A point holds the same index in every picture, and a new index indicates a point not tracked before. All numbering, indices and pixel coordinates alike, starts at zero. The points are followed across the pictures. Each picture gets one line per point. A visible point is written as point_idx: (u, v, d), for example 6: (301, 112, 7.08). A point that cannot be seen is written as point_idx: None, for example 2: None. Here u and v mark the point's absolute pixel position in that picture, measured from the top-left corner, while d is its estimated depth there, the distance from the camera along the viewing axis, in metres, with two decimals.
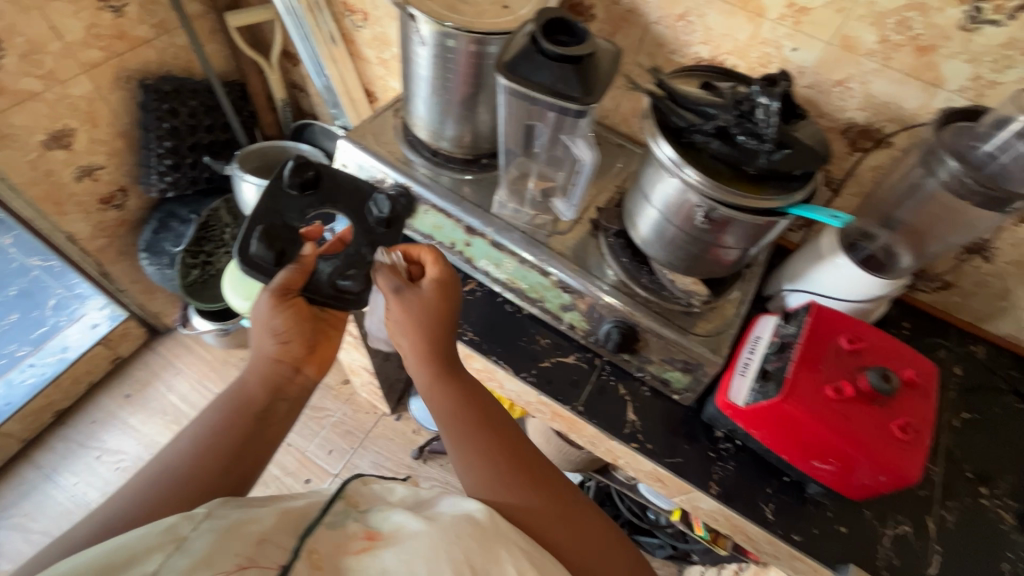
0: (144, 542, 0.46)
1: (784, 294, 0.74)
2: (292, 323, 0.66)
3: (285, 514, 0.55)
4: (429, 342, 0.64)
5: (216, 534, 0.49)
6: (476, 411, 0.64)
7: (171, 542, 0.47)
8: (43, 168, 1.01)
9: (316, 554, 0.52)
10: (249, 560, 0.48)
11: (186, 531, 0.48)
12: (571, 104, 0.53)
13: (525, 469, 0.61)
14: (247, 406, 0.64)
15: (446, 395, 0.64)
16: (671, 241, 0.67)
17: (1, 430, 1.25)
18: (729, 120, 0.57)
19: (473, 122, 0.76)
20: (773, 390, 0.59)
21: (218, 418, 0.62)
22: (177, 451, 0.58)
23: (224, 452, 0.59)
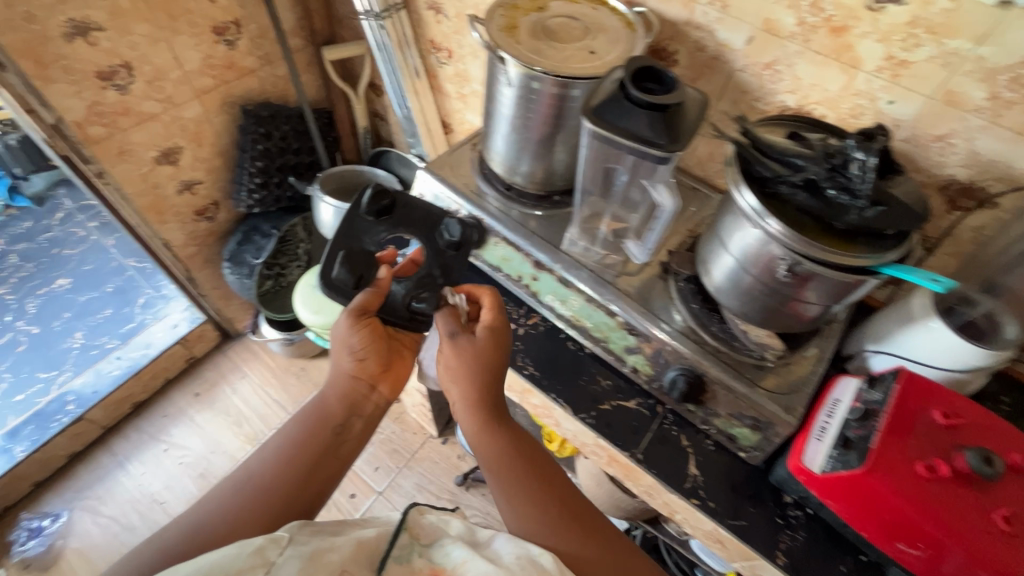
0: (238, 563, 0.49)
1: (867, 355, 0.70)
2: (370, 345, 0.69)
3: (359, 544, 0.58)
4: (477, 385, 0.66)
5: (301, 561, 0.52)
6: (523, 461, 0.64)
7: (262, 565, 0.50)
8: (152, 181, 1.12)
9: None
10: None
11: (274, 556, 0.51)
12: (655, 150, 0.53)
13: (575, 519, 0.60)
14: (326, 422, 0.67)
15: (494, 443, 0.65)
16: (747, 291, 0.65)
17: (87, 415, 1.36)
18: (820, 173, 0.55)
19: (549, 160, 0.78)
20: (855, 460, 0.55)
21: (298, 431, 0.66)
22: (261, 460, 0.62)
23: (303, 464, 0.63)
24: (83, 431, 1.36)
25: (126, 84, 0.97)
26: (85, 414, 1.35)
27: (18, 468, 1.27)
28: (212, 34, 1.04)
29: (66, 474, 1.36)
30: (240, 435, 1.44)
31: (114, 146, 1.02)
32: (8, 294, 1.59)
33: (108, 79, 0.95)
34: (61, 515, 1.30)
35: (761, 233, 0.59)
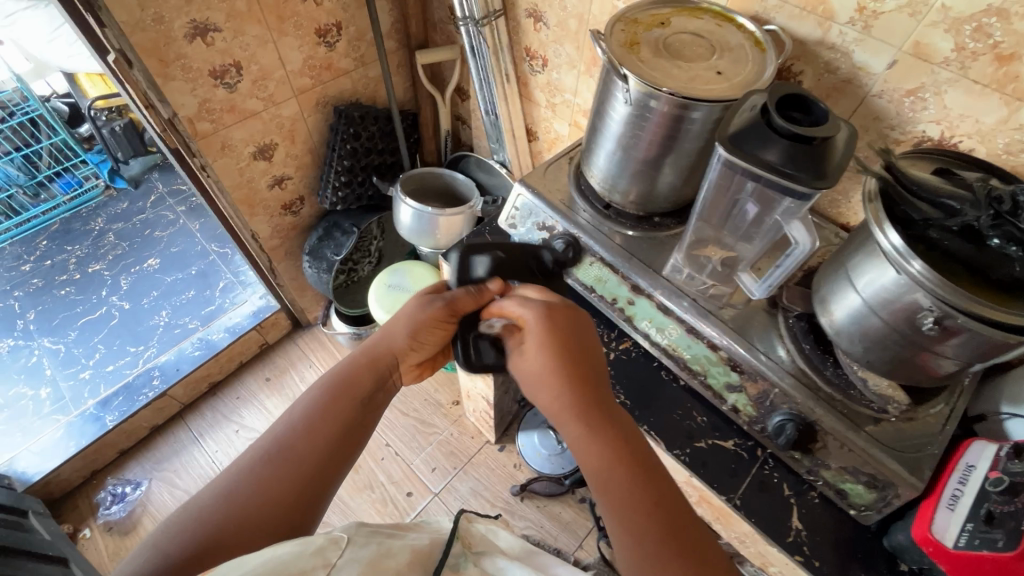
0: (301, 563, 0.45)
1: (1005, 417, 0.63)
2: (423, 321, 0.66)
3: (412, 553, 0.57)
4: (559, 377, 0.58)
5: (361, 566, 0.50)
6: (620, 466, 0.54)
7: (324, 566, 0.46)
8: (247, 175, 1.16)
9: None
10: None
11: (335, 557, 0.48)
12: (796, 184, 0.49)
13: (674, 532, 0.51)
14: (354, 389, 0.63)
15: (594, 446, 0.55)
16: (873, 336, 0.60)
17: (169, 392, 1.43)
18: (981, 219, 0.51)
19: (654, 181, 0.74)
20: (1002, 540, 0.51)
21: (323, 395, 0.62)
22: (289, 424, 0.60)
23: (332, 432, 0.60)
24: (164, 406, 1.44)
25: (234, 83, 1.01)
26: (168, 390, 1.43)
27: (107, 436, 1.36)
28: (315, 36, 1.06)
29: (147, 444, 1.45)
30: None
31: (217, 141, 1.06)
32: (104, 270, 1.71)
33: (219, 77, 0.99)
34: (141, 484, 1.38)
35: (903, 277, 0.54)
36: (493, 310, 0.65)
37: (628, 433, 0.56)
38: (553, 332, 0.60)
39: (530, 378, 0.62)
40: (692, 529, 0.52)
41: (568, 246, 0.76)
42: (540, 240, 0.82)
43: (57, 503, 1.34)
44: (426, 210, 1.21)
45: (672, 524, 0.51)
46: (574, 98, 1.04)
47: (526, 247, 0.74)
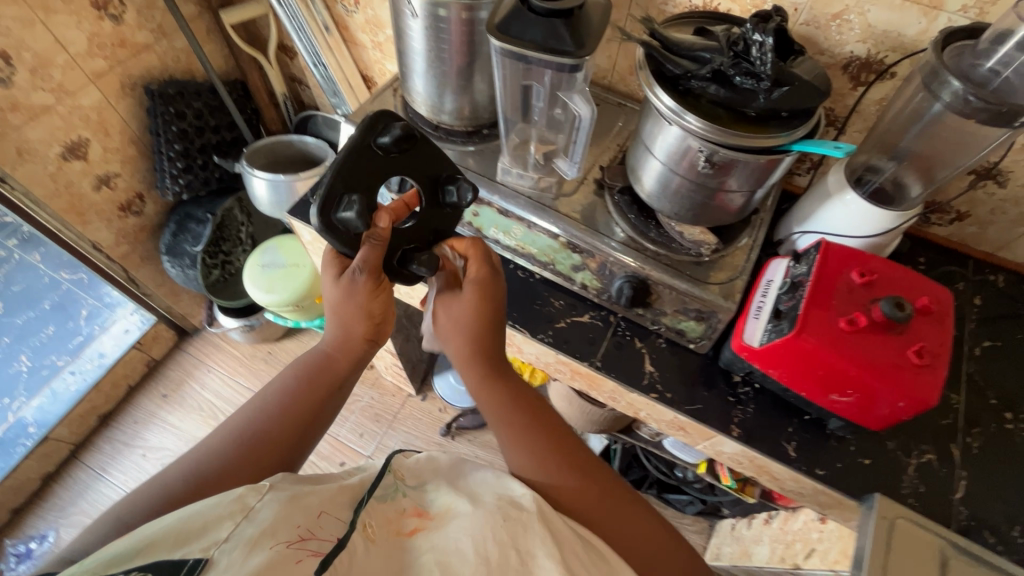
0: (216, 511, 0.46)
1: (794, 237, 0.75)
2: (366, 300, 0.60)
3: (340, 490, 0.58)
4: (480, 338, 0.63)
5: (280, 504, 0.49)
6: (518, 403, 0.63)
7: (241, 510, 0.47)
8: (62, 180, 1.05)
9: (369, 529, 0.53)
10: (308, 532, 0.49)
11: (253, 502, 0.48)
12: (565, 58, 0.53)
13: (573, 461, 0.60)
14: (323, 375, 0.62)
15: (490, 396, 0.63)
16: (677, 191, 0.68)
17: (51, 435, 1.32)
18: (724, 62, 0.57)
19: (471, 93, 0.77)
20: (787, 327, 0.60)
21: (295, 382, 0.61)
22: (258, 411, 0.59)
23: (301, 419, 0.59)
24: (51, 451, 1.33)
25: (7, 76, 0.89)
26: (49, 434, 1.31)
27: None
28: (93, 9, 0.96)
29: (43, 495, 1.34)
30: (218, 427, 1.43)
31: (11, 147, 0.94)
32: None
33: None
34: (47, 536, 1.28)
35: (680, 130, 0.61)
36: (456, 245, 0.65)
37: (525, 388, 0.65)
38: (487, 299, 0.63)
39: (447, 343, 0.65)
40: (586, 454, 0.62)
41: None
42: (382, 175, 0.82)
43: None
44: (279, 178, 1.17)
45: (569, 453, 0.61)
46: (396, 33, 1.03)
47: (347, 154, 0.55)
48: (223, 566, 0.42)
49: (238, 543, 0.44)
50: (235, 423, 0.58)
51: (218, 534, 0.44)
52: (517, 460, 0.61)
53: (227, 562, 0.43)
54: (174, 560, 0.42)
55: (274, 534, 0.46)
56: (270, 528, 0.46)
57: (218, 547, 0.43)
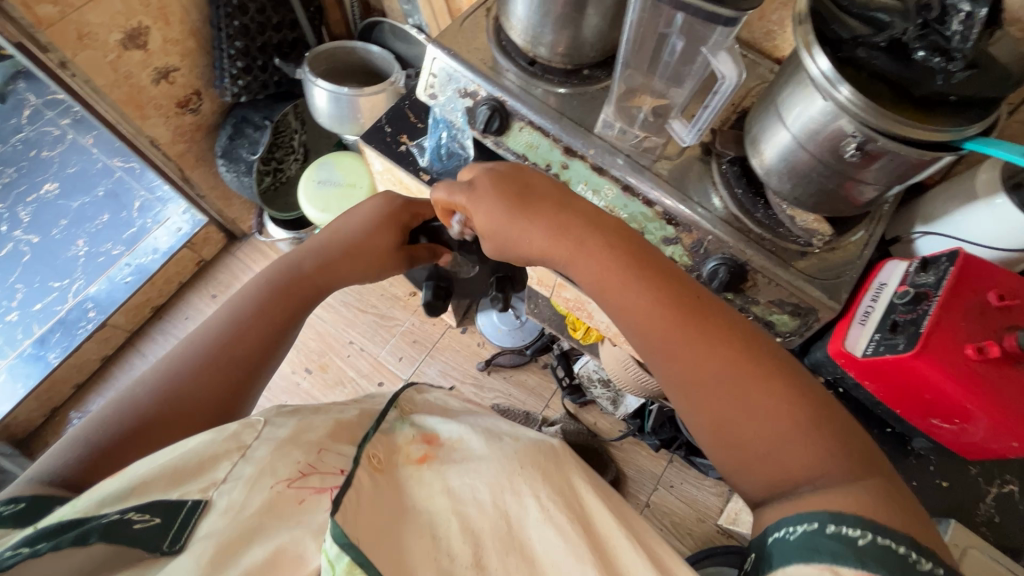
0: (212, 449, 0.45)
1: (915, 238, 0.68)
2: (376, 262, 0.67)
3: (340, 423, 0.54)
4: (543, 225, 0.54)
5: (274, 445, 0.47)
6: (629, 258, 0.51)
7: (237, 449, 0.46)
8: (122, 70, 0.99)
9: (377, 460, 0.49)
10: (309, 467, 0.47)
11: (249, 440, 0.47)
12: (722, 10, 0.45)
13: (688, 328, 0.47)
14: (282, 303, 0.61)
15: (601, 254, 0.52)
16: (802, 173, 0.60)
17: (109, 321, 1.37)
18: (908, 30, 0.48)
19: (578, 27, 0.67)
20: (902, 344, 0.55)
21: (248, 309, 0.60)
22: (208, 336, 0.58)
23: (248, 354, 0.57)
24: (110, 336, 1.39)
25: None
26: (107, 320, 1.37)
27: (56, 373, 1.32)
28: None
29: (104, 376, 1.42)
30: None
31: (71, 30, 0.89)
32: None
33: None
34: None
35: (829, 105, 0.53)
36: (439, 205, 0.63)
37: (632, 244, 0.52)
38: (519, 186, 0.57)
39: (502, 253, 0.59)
40: (715, 327, 0.47)
41: (493, 112, 0.70)
42: (466, 109, 0.73)
43: (24, 444, 1.33)
44: (341, 90, 1.09)
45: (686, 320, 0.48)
46: None
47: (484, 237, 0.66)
48: (218, 513, 0.41)
49: (237, 483, 0.43)
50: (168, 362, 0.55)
51: (216, 475, 0.44)
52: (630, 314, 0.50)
53: (225, 503, 0.42)
54: (172, 502, 0.41)
55: (273, 474, 0.45)
56: (268, 468, 0.45)
57: (217, 489, 0.43)
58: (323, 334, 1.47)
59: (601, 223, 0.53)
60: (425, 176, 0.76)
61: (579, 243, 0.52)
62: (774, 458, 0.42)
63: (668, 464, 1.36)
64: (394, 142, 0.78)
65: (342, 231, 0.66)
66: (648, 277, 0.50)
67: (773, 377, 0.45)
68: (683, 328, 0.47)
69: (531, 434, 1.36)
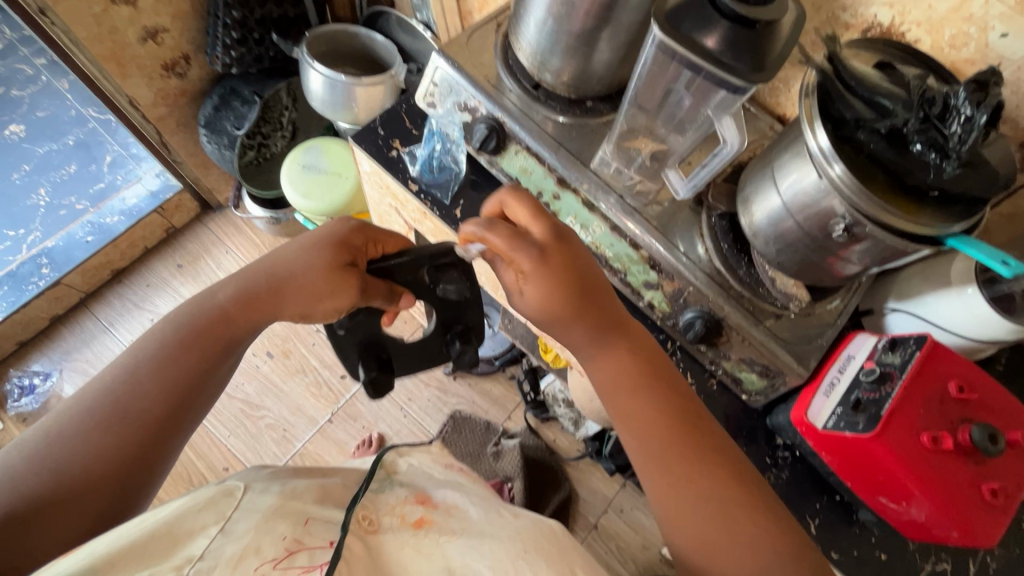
0: (188, 522, 0.43)
1: (887, 312, 0.69)
2: (326, 302, 0.57)
3: (325, 489, 0.54)
4: (568, 312, 0.53)
5: (260, 514, 0.45)
6: (636, 366, 0.55)
7: (216, 521, 0.44)
8: (106, 25, 0.94)
9: (368, 522, 0.51)
10: (296, 544, 0.45)
11: (229, 511, 0.45)
12: (732, 77, 0.44)
13: (677, 430, 0.53)
14: (211, 335, 0.57)
15: (609, 362, 0.55)
16: (788, 240, 0.60)
17: (64, 280, 1.31)
18: (909, 121, 0.48)
19: (588, 60, 0.66)
20: (863, 424, 0.56)
21: (172, 337, 0.56)
22: (123, 373, 0.54)
23: (165, 392, 0.54)
24: (62, 296, 1.33)
25: None
26: (62, 279, 1.30)
27: None
28: None
29: (51, 336, 1.35)
30: None
31: None
32: None
33: None
34: (51, 375, 1.31)
35: (823, 182, 0.53)
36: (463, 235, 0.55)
37: (632, 348, 0.56)
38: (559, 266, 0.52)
39: (533, 320, 0.56)
40: (703, 431, 0.53)
41: (490, 131, 0.69)
42: (462, 124, 0.72)
43: None
44: (338, 78, 1.06)
45: (682, 423, 0.53)
46: None
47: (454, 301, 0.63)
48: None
49: (216, 563, 0.40)
50: (82, 401, 0.52)
51: (192, 551, 0.41)
52: (623, 413, 0.55)
53: None
54: None
55: (259, 552, 0.42)
56: (254, 545, 0.42)
57: (192, 566, 0.40)
58: (289, 319, 1.43)
59: (614, 327, 0.55)
60: (414, 186, 0.73)
61: (604, 341, 0.55)
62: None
63: (620, 489, 1.37)
64: (386, 146, 0.75)
65: (297, 257, 0.59)
66: (665, 387, 0.54)
67: (749, 489, 0.50)
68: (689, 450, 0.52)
69: (489, 446, 1.38)
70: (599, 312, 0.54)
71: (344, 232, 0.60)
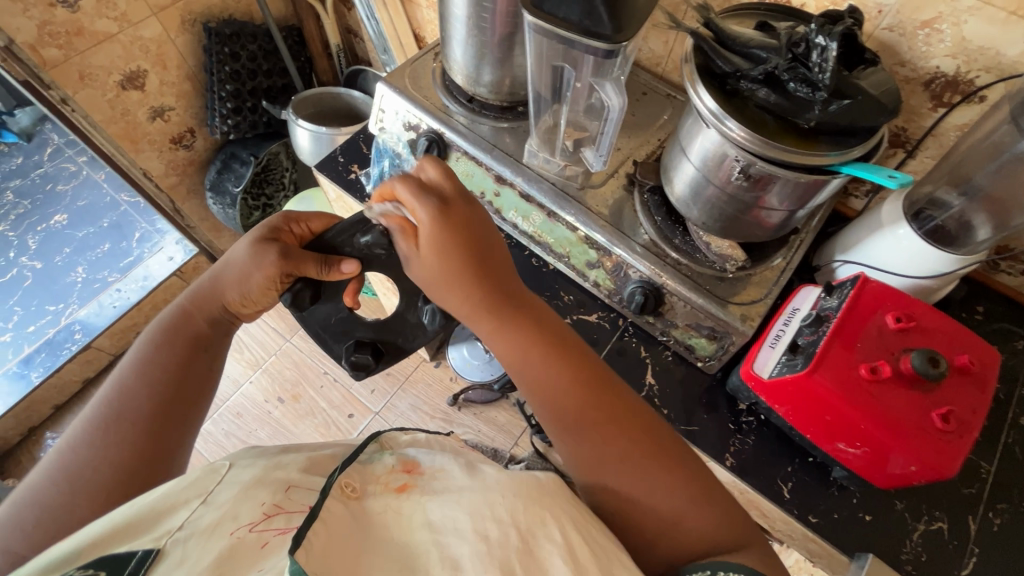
0: (169, 500, 0.44)
1: (835, 266, 0.68)
2: (257, 277, 0.59)
3: (312, 460, 0.53)
4: (462, 281, 0.53)
5: (242, 485, 0.45)
6: (541, 340, 0.54)
7: (196, 496, 0.44)
8: (119, 108, 1.09)
9: (352, 490, 0.47)
10: (275, 509, 0.44)
11: (211, 486, 0.45)
12: (600, 42, 0.50)
13: (596, 403, 0.52)
14: (181, 333, 0.60)
15: (514, 336, 0.54)
16: (710, 201, 0.63)
17: (94, 344, 1.42)
18: (780, 64, 0.52)
19: (510, 67, 0.74)
20: (801, 363, 0.55)
21: (152, 345, 0.59)
22: (113, 386, 0.56)
23: (152, 390, 0.56)
24: (93, 358, 1.44)
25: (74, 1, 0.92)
26: (92, 343, 1.42)
27: (36, 393, 1.35)
28: None
29: (83, 397, 1.45)
30: (241, 361, 1.50)
31: (74, 70, 0.99)
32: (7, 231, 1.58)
33: None
34: None
35: (718, 135, 0.56)
36: (378, 191, 0.55)
37: (541, 321, 0.56)
38: (459, 232, 0.52)
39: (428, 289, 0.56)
40: (620, 400, 0.54)
41: (431, 143, 0.76)
42: (408, 141, 0.80)
43: None
44: (321, 130, 1.17)
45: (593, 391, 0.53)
46: None
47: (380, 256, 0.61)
48: (174, 560, 0.39)
49: (192, 532, 0.41)
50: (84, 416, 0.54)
51: (173, 523, 0.42)
52: (532, 377, 0.55)
53: (179, 553, 0.40)
54: (125, 553, 0.39)
55: (235, 518, 0.42)
56: (231, 511, 0.42)
57: (171, 536, 0.41)
58: (298, 364, 1.50)
59: (521, 303, 0.55)
60: (370, 203, 0.81)
61: (504, 320, 0.54)
62: (675, 525, 0.48)
63: None
64: (346, 171, 0.84)
65: (231, 256, 0.62)
66: (570, 358, 0.54)
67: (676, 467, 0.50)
68: (595, 406, 0.52)
69: None
70: (507, 287, 0.55)
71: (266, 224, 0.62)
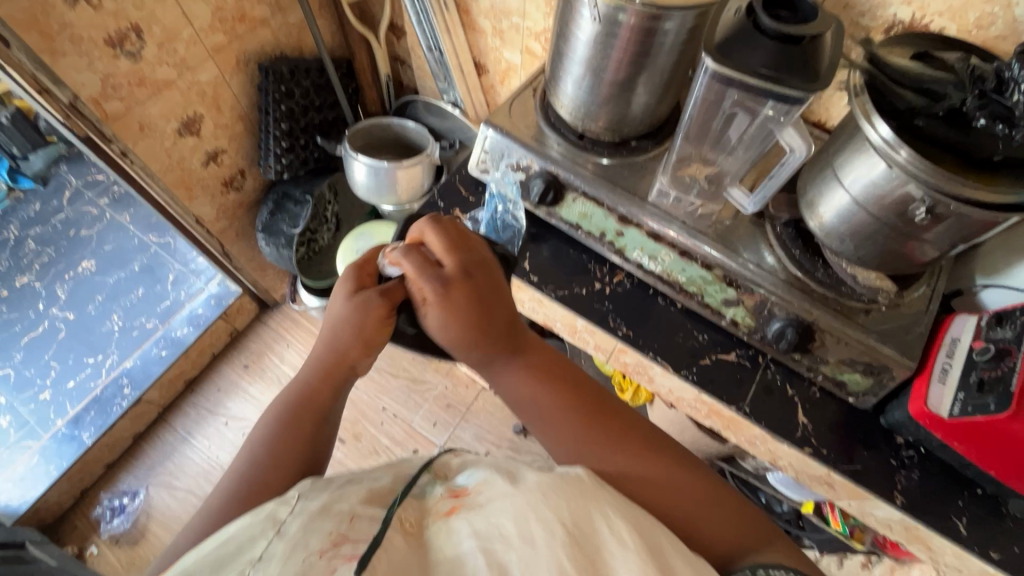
0: (245, 534, 0.39)
1: (977, 290, 0.67)
2: (370, 320, 0.57)
3: (372, 491, 0.46)
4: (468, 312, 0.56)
5: (311, 513, 0.40)
6: (532, 368, 0.57)
7: (272, 527, 0.39)
8: (176, 155, 1.04)
9: (409, 523, 0.42)
10: (342, 537, 0.39)
11: (284, 516, 0.40)
12: (791, 91, 0.48)
13: (602, 423, 0.54)
14: (313, 406, 0.56)
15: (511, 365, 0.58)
16: (862, 233, 0.60)
17: (144, 397, 1.37)
18: (967, 101, 0.51)
19: (627, 104, 0.71)
20: (993, 404, 0.55)
21: (282, 422, 0.54)
22: (244, 466, 0.52)
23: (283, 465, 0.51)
24: (143, 412, 1.38)
25: (137, 50, 0.88)
26: (142, 396, 1.36)
27: (88, 454, 1.29)
28: None
29: (134, 454, 1.39)
30: None
31: (134, 121, 0.94)
32: (34, 282, 1.52)
33: (118, 45, 0.86)
34: (138, 493, 1.34)
35: (893, 170, 0.53)
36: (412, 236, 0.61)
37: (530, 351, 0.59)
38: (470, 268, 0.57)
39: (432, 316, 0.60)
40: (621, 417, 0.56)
41: (547, 185, 0.73)
42: (518, 182, 0.77)
43: (51, 529, 1.29)
44: (381, 165, 1.13)
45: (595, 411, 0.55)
46: (523, 21, 0.95)
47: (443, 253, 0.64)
48: None
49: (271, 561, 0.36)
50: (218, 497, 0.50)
51: (252, 554, 0.37)
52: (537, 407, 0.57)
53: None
54: None
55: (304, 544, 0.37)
56: (299, 541, 0.37)
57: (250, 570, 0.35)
58: (355, 402, 1.45)
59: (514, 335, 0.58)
60: None
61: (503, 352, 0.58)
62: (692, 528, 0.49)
63: None
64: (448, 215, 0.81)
65: (331, 316, 0.59)
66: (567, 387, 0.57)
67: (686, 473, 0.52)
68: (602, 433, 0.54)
69: None
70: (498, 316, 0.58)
71: (350, 270, 0.60)
